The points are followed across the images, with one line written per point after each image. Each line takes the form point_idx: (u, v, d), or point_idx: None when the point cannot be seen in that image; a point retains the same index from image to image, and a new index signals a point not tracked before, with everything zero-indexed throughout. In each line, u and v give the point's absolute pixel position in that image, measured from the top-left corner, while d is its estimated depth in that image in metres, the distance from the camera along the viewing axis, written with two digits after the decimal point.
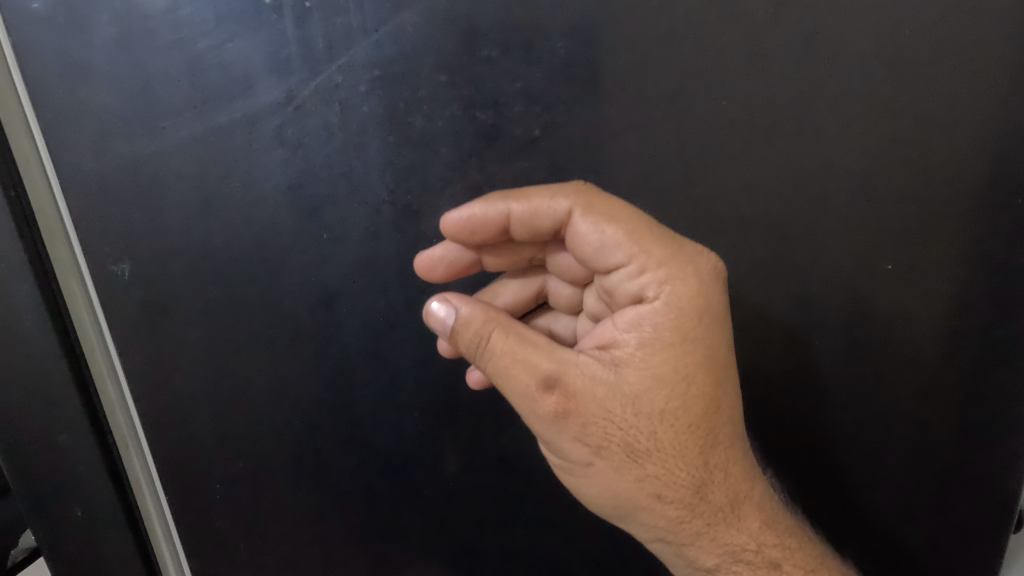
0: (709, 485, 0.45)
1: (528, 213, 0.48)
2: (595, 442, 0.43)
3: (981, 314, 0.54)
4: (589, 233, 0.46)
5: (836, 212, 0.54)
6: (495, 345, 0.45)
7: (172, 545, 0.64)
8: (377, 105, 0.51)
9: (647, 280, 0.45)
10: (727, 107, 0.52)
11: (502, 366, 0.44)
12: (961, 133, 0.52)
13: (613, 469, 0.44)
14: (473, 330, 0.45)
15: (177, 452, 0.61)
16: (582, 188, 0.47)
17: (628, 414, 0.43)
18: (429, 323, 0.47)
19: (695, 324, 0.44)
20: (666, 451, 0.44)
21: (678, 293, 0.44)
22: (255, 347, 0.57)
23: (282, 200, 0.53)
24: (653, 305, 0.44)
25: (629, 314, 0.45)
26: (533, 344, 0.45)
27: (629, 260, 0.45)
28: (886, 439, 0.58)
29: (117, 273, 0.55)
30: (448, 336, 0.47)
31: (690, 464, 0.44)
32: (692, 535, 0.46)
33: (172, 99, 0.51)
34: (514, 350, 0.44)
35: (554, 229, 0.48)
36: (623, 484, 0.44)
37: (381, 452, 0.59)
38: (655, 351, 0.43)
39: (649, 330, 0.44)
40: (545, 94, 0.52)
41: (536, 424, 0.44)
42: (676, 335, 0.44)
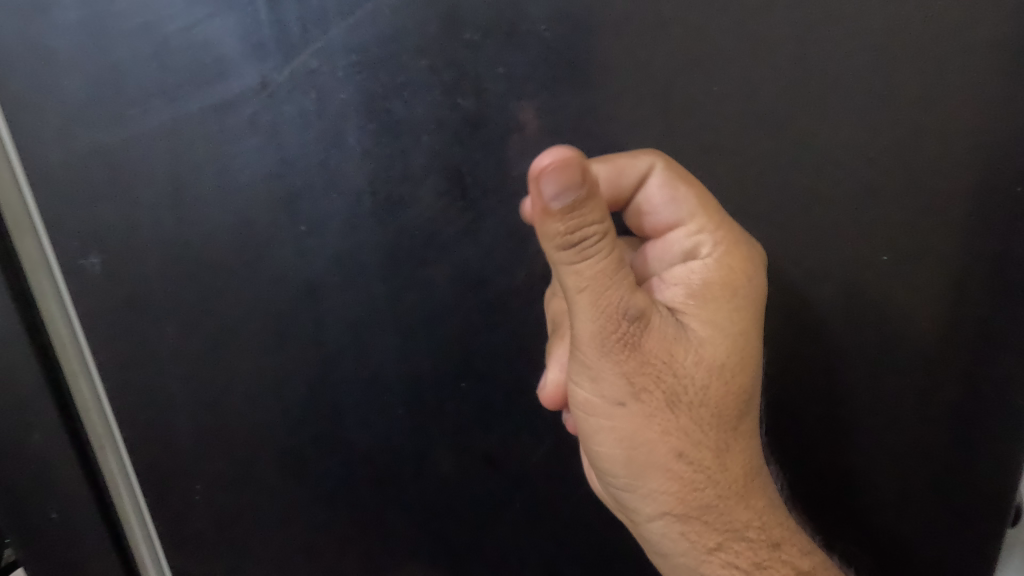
0: (729, 452, 0.44)
1: (612, 173, 0.45)
2: (643, 382, 0.40)
3: (976, 306, 0.53)
4: (660, 192, 0.46)
5: (829, 201, 0.53)
6: (603, 246, 0.37)
7: (151, 546, 0.62)
8: (354, 92, 0.49)
9: (704, 238, 0.44)
10: (719, 92, 0.51)
11: (596, 275, 0.37)
12: (955, 119, 0.51)
13: (646, 415, 0.41)
14: (590, 222, 0.36)
15: (151, 453, 0.59)
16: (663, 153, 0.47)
17: (685, 362, 0.41)
18: (522, 215, 0.36)
19: (744, 283, 0.44)
20: (709, 407, 0.43)
21: (731, 254, 0.44)
22: (231, 344, 0.55)
23: (258, 190, 0.51)
24: (705, 262, 0.44)
25: (679, 269, 0.44)
26: (624, 268, 0.38)
27: (691, 218, 0.45)
28: (883, 433, 0.57)
29: (87, 267, 0.53)
30: (546, 206, 0.34)
31: (721, 427, 0.44)
32: (699, 506, 0.44)
33: (141, 84, 0.49)
34: (613, 266, 0.37)
35: (631, 195, 0.47)
36: (649, 434, 0.42)
37: (363, 451, 0.58)
38: (708, 305, 0.43)
39: (699, 281, 0.44)
40: (529, 79, 0.50)
41: (587, 350, 0.40)
42: (729, 291, 0.43)
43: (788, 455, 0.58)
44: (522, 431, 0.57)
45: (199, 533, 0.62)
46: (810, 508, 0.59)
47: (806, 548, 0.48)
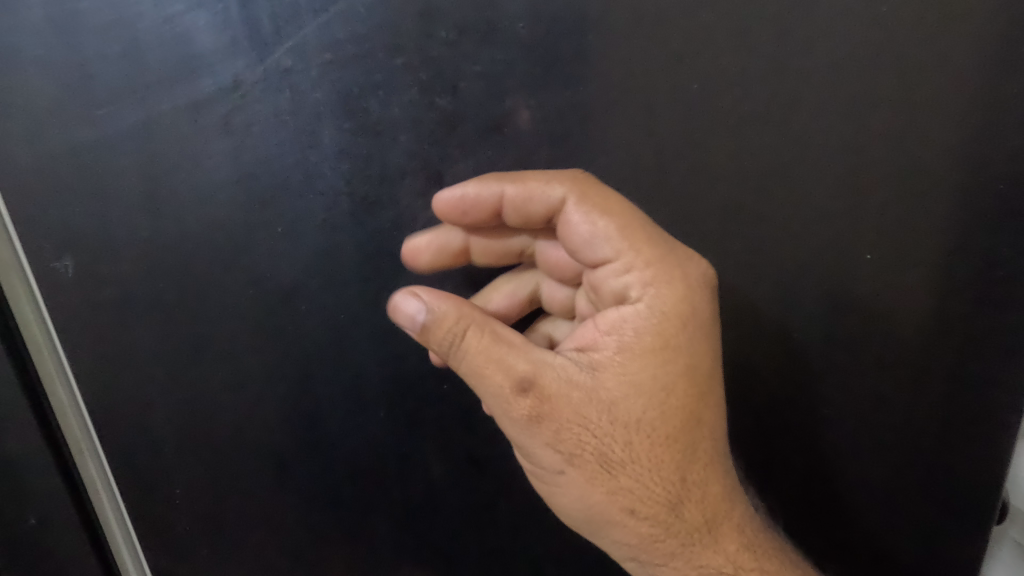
0: (685, 502, 0.42)
1: (521, 198, 0.45)
2: (569, 449, 0.39)
3: (960, 304, 0.53)
4: (581, 224, 0.43)
5: (812, 200, 0.52)
6: (468, 343, 0.40)
7: (133, 554, 0.60)
8: (329, 91, 0.49)
9: (631, 280, 0.42)
10: (701, 88, 0.51)
11: (477, 367, 0.40)
12: (935, 115, 0.50)
13: (585, 480, 0.40)
14: (446, 328, 0.41)
15: (125, 462, 0.57)
16: (578, 176, 0.45)
17: (604, 422, 0.40)
18: (398, 319, 0.43)
19: (677, 329, 0.41)
20: (643, 462, 0.40)
21: (661, 296, 0.41)
22: (208, 347, 0.54)
23: (233, 191, 0.51)
24: (636, 307, 0.42)
25: (611, 315, 0.42)
26: (508, 345, 0.41)
27: (616, 256, 0.43)
28: (872, 435, 0.56)
29: (61, 270, 0.52)
30: (417, 335, 0.42)
31: (667, 480, 0.41)
32: (665, 555, 0.42)
33: (110, 83, 0.49)
34: (490, 351, 0.40)
35: (547, 218, 0.45)
36: (593, 496, 0.41)
37: (344, 455, 0.57)
38: (634, 356, 0.40)
39: (630, 334, 0.41)
40: (507, 77, 0.50)
41: (509, 428, 0.41)
42: (657, 340, 0.41)
43: (776, 460, 0.57)
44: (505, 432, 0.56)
45: (180, 543, 0.60)
46: (798, 515, 0.58)
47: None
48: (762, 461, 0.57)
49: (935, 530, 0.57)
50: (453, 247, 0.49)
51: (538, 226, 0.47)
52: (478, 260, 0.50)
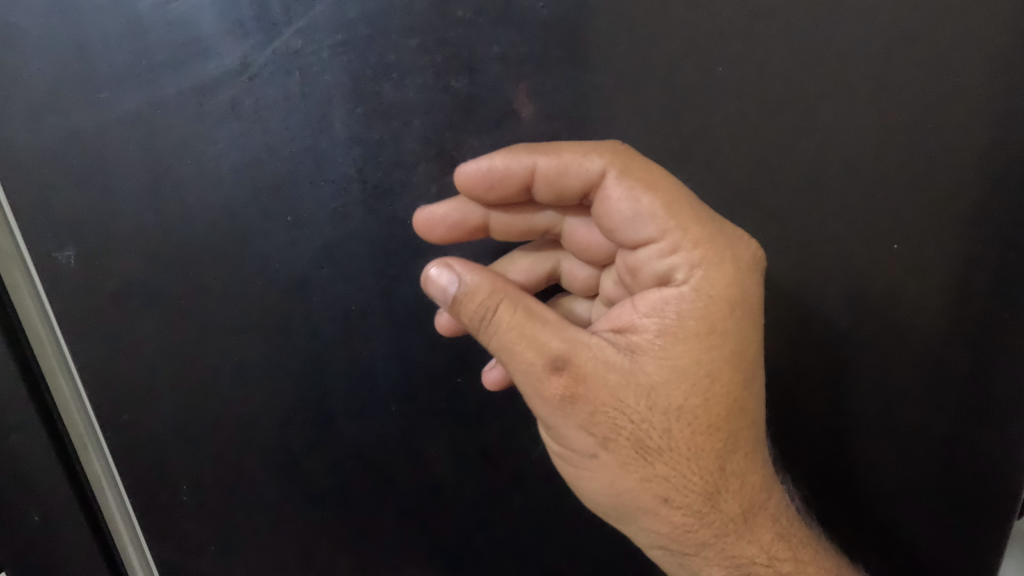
0: (722, 492, 0.41)
1: (556, 171, 0.42)
2: (603, 432, 0.38)
3: (996, 294, 0.51)
4: (621, 202, 0.41)
5: (839, 187, 0.51)
6: (501, 319, 0.39)
7: (138, 548, 0.59)
8: (341, 74, 0.47)
9: (678, 262, 0.40)
10: (725, 72, 0.49)
11: (512, 342, 0.38)
12: (971, 97, 0.48)
13: (618, 464, 0.39)
14: (478, 302, 0.39)
15: (131, 455, 0.56)
16: (617, 148, 0.42)
17: (642, 406, 0.38)
18: (428, 291, 0.41)
19: (725, 315, 0.39)
20: (680, 451, 0.39)
21: (709, 280, 0.39)
22: (216, 339, 0.53)
23: (241, 179, 0.49)
24: (680, 290, 0.40)
25: (652, 296, 0.40)
26: (543, 321, 0.39)
27: (662, 236, 0.40)
28: (897, 426, 0.54)
29: (62, 260, 0.51)
30: (448, 307, 0.41)
31: (705, 469, 0.40)
32: (697, 544, 0.41)
33: (112, 66, 0.47)
34: (523, 327, 0.38)
35: (583, 193, 0.43)
36: (626, 482, 0.39)
37: (355, 449, 0.56)
38: (677, 340, 0.39)
39: (672, 316, 0.39)
40: (525, 59, 0.48)
41: (542, 409, 0.39)
42: (702, 325, 0.39)
43: (797, 451, 0.56)
44: (520, 426, 0.55)
45: (188, 539, 0.59)
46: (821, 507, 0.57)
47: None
48: (783, 452, 0.56)
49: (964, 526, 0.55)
50: (471, 223, 0.47)
51: (569, 202, 0.45)
52: (496, 237, 0.48)
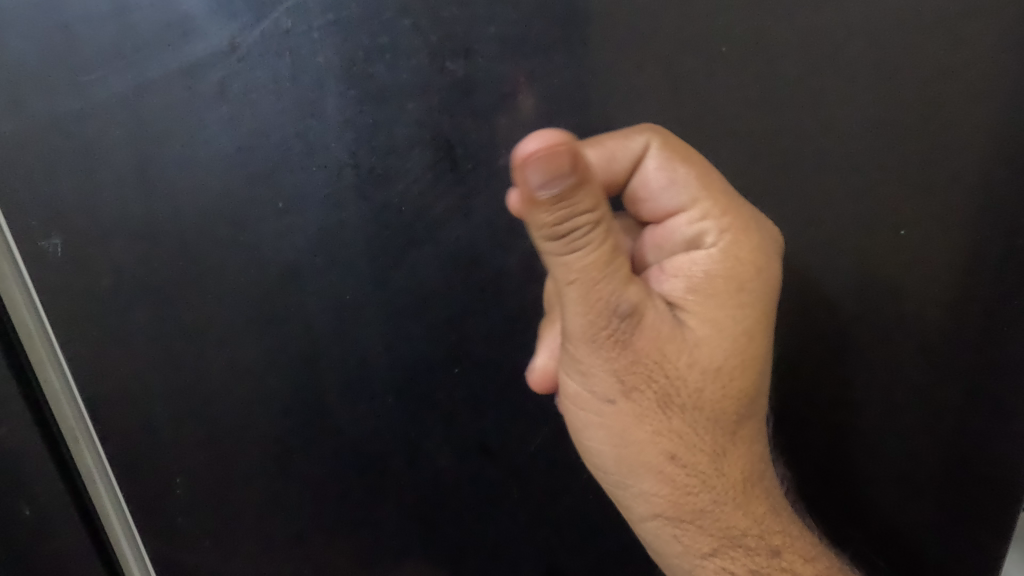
0: (727, 456, 0.40)
1: (603, 159, 0.39)
2: (635, 379, 0.37)
3: (1008, 281, 0.49)
4: (658, 172, 0.39)
5: (846, 172, 0.49)
6: (593, 237, 0.33)
7: (132, 541, 0.57)
8: (333, 55, 0.46)
9: (709, 226, 0.38)
10: (727, 53, 0.48)
11: (584, 271, 0.33)
12: (982, 76, 0.47)
13: (636, 415, 0.38)
14: (573, 232, 0.32)
15: (122, 449, 0.55)
16: (655, 127, 0.41)
17: (681, 363, 0.37)
18: (526, 169, 0.30)
19: (755, 276, 0.38)
20: (704, 410, 0.38)
21: (739, 243, 0.38)
22: (207, 329, 0.52)
23: (231, 164, 0.48)
24: (709, 252, 0.38)
25: (681, 259, 0.38)
26: (620, 256, 0.34)
27: (693, 205, 0.39)
28: (904, 417, 0.53)
29: (49, 249, 0.50)
30: (524, 199, 0.31)
31: (718, 429, 0.39)
32: (693, 511, 0.40)
33: (98, 48, 0.46)
34: (606, 260, 0.34)
35: (624, 183, 0.40)
36: (639, 433, 0.38)
37: (351, 441, 0.55)
38: (711, 298, 0.37)
39: (701, 274, 0.38)
40: (521, 39, 0.47)
41: (577, 345, 0.36)
42: (733, 285, 0.37)
43: (799, 447, 0.55)
44: (519, 417, 0.53)
45: (183, 535, 0.58)
46: (816, 500, 0.55)
47: (810, 555, 0.44)
48: (785, 445, 0.55)
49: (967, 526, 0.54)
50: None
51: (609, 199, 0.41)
52: None
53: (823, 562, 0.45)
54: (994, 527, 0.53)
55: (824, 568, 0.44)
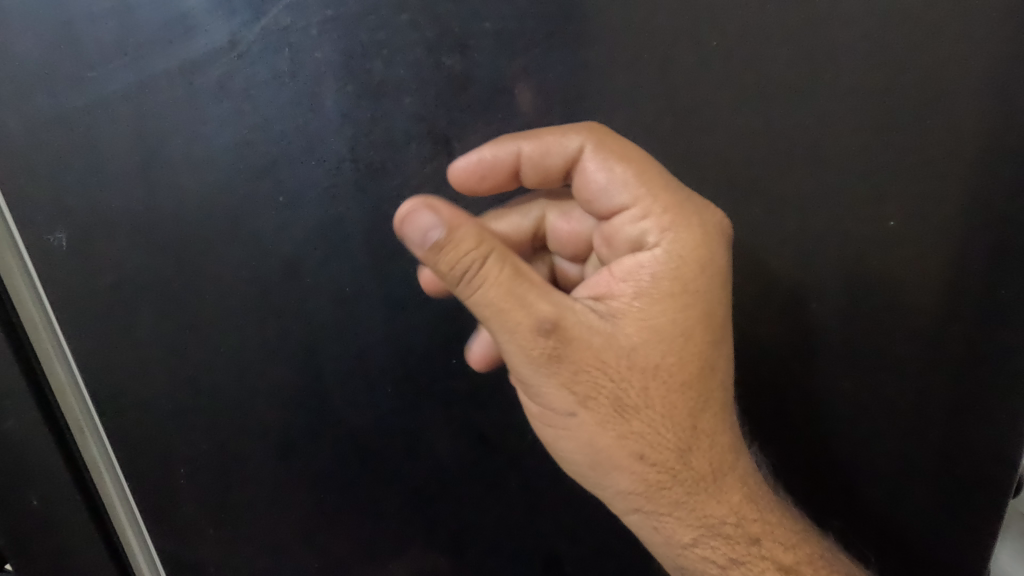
0: (693, 450, 0.40)
1: (538, 152, 0.43)
2: (583, 389, 0.38)
3: (998, 271, 0.50)
4: (597, 172, 0.41)
5: (836, 165, 0.50)
6: (487, 273, 0.36)
7: (137, 530, 0.58)
8: (331, 51, 0.47)
9: (648, 226, 0.40)
10: (718, 47, 0.48)
11: (494, 303, 0.36)
12: (968, 69, 0.48)
13: (597, 422, 0.38)
14: (463, 255, 0.36)
15: (127, 439, 0.56)
16: (593, 125, 0.43)
17: (622, 366, 0.38)
18: (404, 233, 0.37)
19: (697, 275, 0.39)
20: (656, 409, 0.39)
21: (680, 242, 0.39)
22: (210, 321, 0.53)
23: (231, 159, 0.49)
24: (654, 253, 0.39)
25: (627, 262, 0.40)
26: (530, 281, 0.37)
27: (634, 202, 0.40)
28: (898, 408, 0.54)
29: (54, 243, 0.51)
30: (425, 253, 0.37)
31: (678, 426, 0.39)
32: (669, 504, 0.40)
33: (100, 46, 0.47)
34: (512, 286, 0.36)
35: (564, 172, 0.43)
36: (603, 440, 0.39)
37: (352, 431, 0.56)
38: (652, 300, 0.39)
39: (647, 278, 0.39)
40: (516, 35, 0.48)
41: (521, 368, 0.38)
42: (675, 285, 0.39)
43: (793, 440, 0.55)
44: (517, 407, 0.55)
45: (187, 523, 0.59)
46: (804, 495, 0.56)
47: (790, 541, 0.44)
48: (781, 437, 0.55)
49: (954, 514, 0.55)
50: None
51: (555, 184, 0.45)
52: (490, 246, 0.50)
53: (804, 549, 0.45)
54: (980, 515, 0.54)
55: (804, 555, 0.44)
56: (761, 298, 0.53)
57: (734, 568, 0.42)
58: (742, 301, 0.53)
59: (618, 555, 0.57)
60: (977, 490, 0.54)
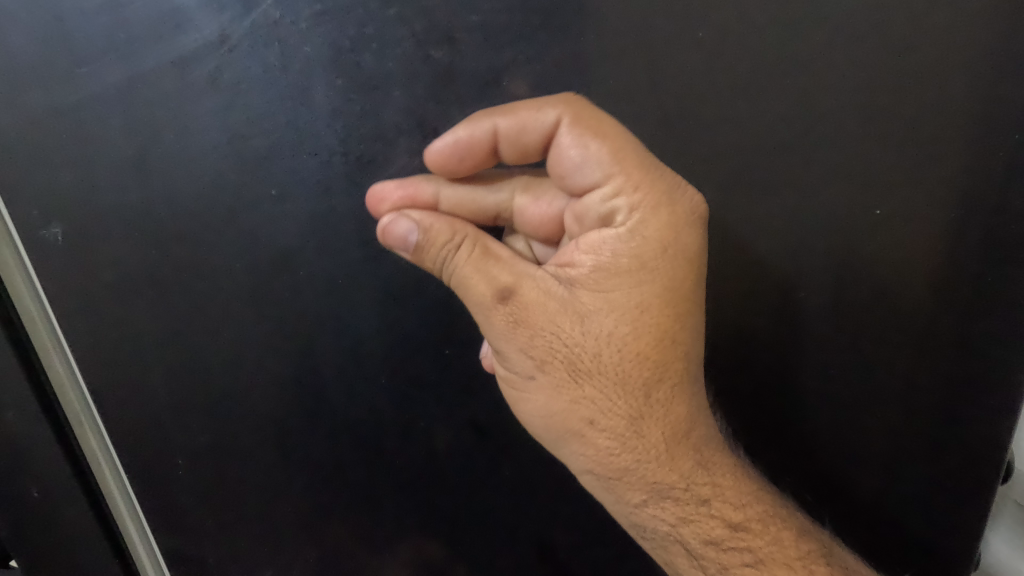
0: (646, 419, 0.41)
1: (515, 129, 0.42)
2: (540, 354, 0.40)
3: (983, 257, 0.50)
4: (571, 148, 0.41)
5: (822, 154, 0.51)
6: (461, 256, 0.41)
7: (137, 519, 0.59)
8: (319, 44, 0.48)
9: (619, 204, 0.40)
10: (704, 37, 0.49)
11: (464, 276, 0.41)
12: (950, 56, 0.48)
13: (553, 386, 0.41)
14: (440, 243, 0.42)
15: (124, 430, 0.57)
16: (570, 98, 0.42)
17: (576, 332, 0.40)
18: (388, 242, 0.43)
19: (657, 253, 0.40)
20: (608, 376, 0.40)
21: (646, 222, 0.40)
22: (205, 313, 0.53)
23: (223, 152, 0.49)
24: (618, 231, 0.40)
25: (592, 237, 0.41)
26: (497, 258, 0.42)
27: (606, 180, 0.41)
28: (884, 394, 0.54)
29: (49, 237, 0.51)
30: (410, 254, 0.43)
31: (630, 395, 0.41)
32: (621, 469, 0.42)
33: (90, 40, 0.48)
34: (480, 262, 0.41)
35: (542, 148, 0.43)
36: (559, 403, 0.41)
37: (346, 421, 0.56)
38: (610, 275, 0.40)
39: (608, 254, 0.40)
40: (503, 27, 0.48)
41: (491, 336, 0.42)
42: (634, 261, 0.40)
43: (780, 426, 0.56)
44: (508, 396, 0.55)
45: (187, 514, 0.59)
46: (794, 483, 0.57)
47: (741, 501, 0.44)
48: (770, 424, 0.56)
49: (940, 498, 0.55)
50: (423, 200, 0.47)
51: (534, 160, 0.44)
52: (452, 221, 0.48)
53: (756, 508, 0.45)
54: (960, 496, 0.55)
55: (755, 514, 0.44)
56: (749, 286, 0.53)
57: (682, 527, 0.43)
58: (730, 290, 0.54)
59: (612, 539, 0.58)
60: (955, 471, 0.55)
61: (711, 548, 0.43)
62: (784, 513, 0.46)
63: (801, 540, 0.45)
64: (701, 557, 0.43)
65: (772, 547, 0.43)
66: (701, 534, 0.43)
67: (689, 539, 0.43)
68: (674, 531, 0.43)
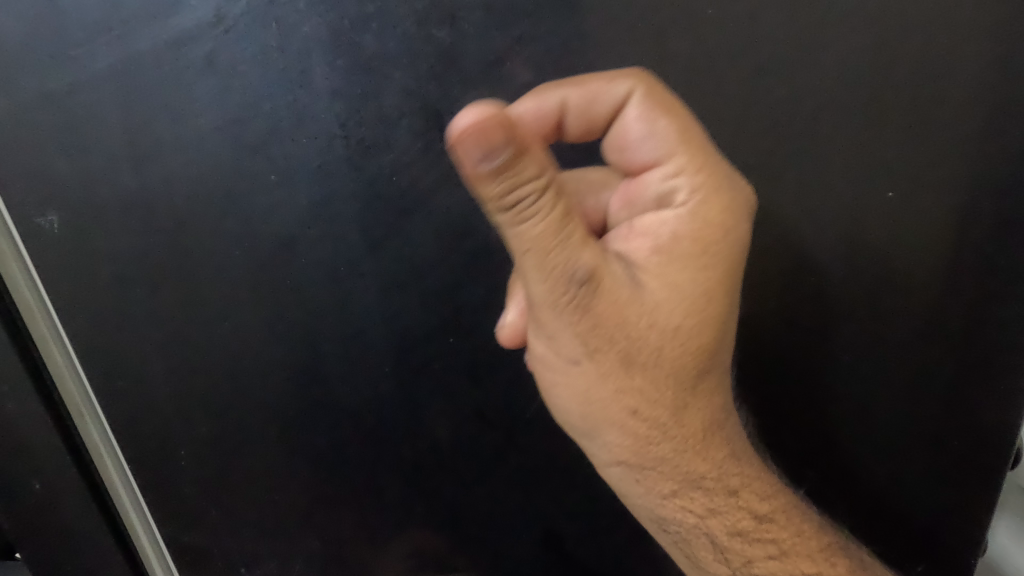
0: (687, 409, 0.40)
1: (585, 100, 0.42)
2: (597, 342, 0.37)
3: (1006, 237, 0.49)
4: (638, 121, 0.41)
5: (834, 135, 0.49)
6: (542, 206, 0.33)
7: (139, 510, 0.59)
8: (318, 24, 0.46)
9: (679, 183, 0.39)
10: (716, 13, 0.47)
11: (540, 240, 0.34)
12: (971, 31, 0.47)
13: (600, 374, 0.38)
14: (516, 175, 0.31)
15: (126, 420, 0.57)
16: (642, 74, 0.42)
17: (642, 323, 0.37)
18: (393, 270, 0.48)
19: (719, 238, 0.39)
20: (664, 368, 0.38)
21: (707, 204, 0.39)
22: (205, 302, 0.53)
23: (220, 138, 0.48)
24: (678, 212, 0.39)
25: (650, 219, 0.40)
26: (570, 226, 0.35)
27: (668, 158, 0.40)
28: (892, 380, 0.54)
29: (45, 225, 0.51)
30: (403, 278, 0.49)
31: (679, 386, 0.39)
32: (656, 459, 0.41)
33: (82, 20, 0.46)
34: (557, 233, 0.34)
35: (608, 124, 0.43)
36: (603, 391, 0.39)
37: (350, 410, 0.56)
38: (671, 260, 0.38)
39: (668, 236, 0.39)
40: (506, 5, 0.47)
41: (542, 312, 0.37)
42: (696, 246, 0.38)
43: (786, 412, 0.55)
44: (514, 384, 0.54)
45: (189, 506, 0.59)
46: (796, 468, 0.57)
47: (766, 492, 0.44)
48: (775, 411, 0.56)
49: (947, 486, 0.55)
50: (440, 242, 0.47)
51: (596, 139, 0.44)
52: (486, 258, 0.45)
53: (779, 500, 0.45)
54: (966, 483, 0.54)
55: (781, 505, 0.45)
56: (756, 269, 0.53)
57: (710, 518, 0.43)
58: None
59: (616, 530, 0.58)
60: (960, 458, 0.54)
61: (738, 539, 0.43)
62: (803, 506, 0.46)
63: (821, 533, 0.46)
64: (725, 549, 0.43)
65: (795, 539, 0.44)
66: (727, 526, 0.43)
67: (716, 531, 0.43)
68: (701, 523, 0.43)
